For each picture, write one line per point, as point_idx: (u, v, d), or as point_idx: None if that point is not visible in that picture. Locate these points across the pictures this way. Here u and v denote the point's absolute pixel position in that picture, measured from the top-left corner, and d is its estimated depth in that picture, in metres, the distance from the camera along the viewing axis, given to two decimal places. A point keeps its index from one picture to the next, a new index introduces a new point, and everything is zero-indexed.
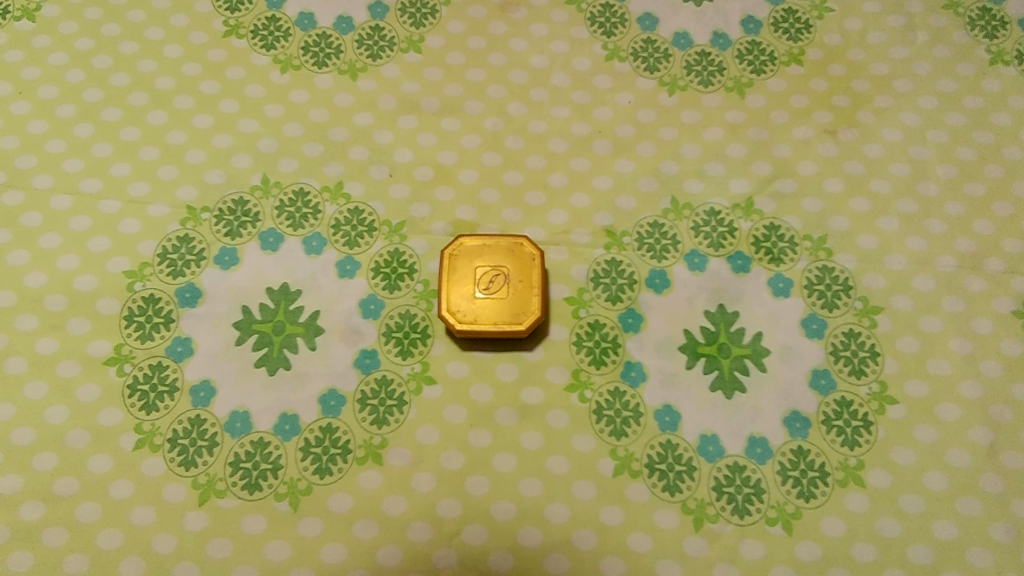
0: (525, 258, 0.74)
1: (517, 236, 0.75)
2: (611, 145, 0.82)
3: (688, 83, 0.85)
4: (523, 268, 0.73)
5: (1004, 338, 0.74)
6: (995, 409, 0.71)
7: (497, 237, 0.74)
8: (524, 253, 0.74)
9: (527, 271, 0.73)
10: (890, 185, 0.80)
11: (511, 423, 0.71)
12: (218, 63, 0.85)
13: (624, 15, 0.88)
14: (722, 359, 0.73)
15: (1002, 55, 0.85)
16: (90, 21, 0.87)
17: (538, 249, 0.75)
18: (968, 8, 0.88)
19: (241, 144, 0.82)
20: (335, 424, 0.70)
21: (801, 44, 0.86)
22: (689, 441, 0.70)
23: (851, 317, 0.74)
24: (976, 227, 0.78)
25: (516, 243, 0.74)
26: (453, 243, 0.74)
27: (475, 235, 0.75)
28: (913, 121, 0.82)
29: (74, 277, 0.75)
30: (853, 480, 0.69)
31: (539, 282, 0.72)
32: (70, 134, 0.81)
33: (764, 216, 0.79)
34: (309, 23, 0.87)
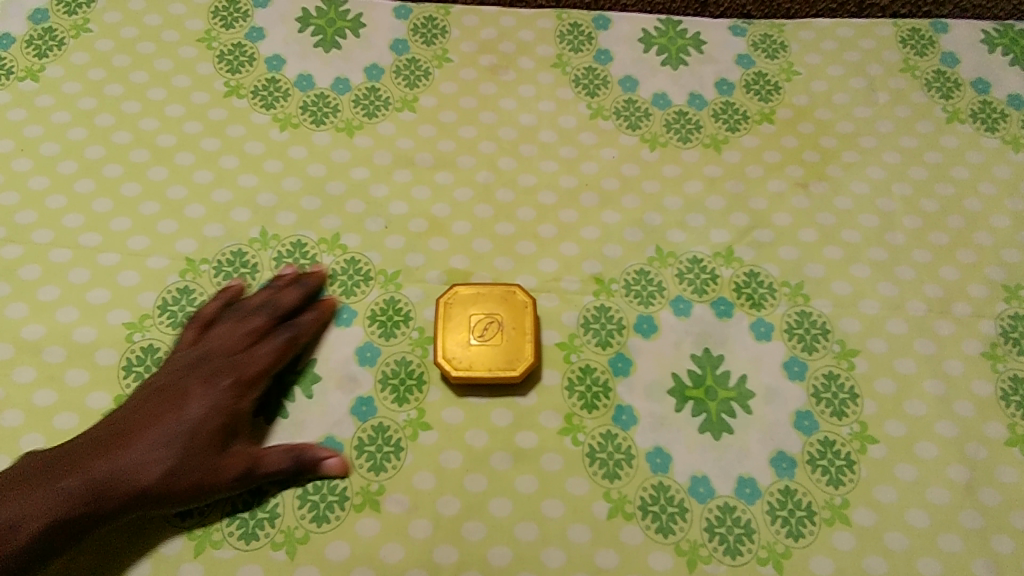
0: (518, 305, 0.76)
1: (509, 283, 0.78)
2: (597, 198, 0.86)
3: (667, 140, 0.90)
4: (515, 314, 0.76)
5: (975, 379, 0.77)
6: (970, 447, 0.74)
7: (490, 285, 0.77)
8: (517, 301, 0.76)
9: (521, 317, 0.76)
10: (861, 234, 0.84)
11: (507, 467, 0.72)
12: (219, 122, 0.88)
13: (606, 77, 0.93)
14: (710, 401, 0.76)
15: (957, 114, 0.92)
16: (93, 81, 0.89)
17: (530, 296, 0.77)
18: (924, 70, 0.94)
19: (240, 198, 0.84)
20: (333, 471, 0.71)
21: (772, 104, 0.92)
22: (680, 482, 0.72)
23: (830, 360, 0.78)
24: (942, 273, 0.83)
25: (508, 291, 0.77)
26: (448, 291, 0.77)
27: (470, 283, 0.78)
28: (879, 175, 0.88)
29: (74, 328, 0.77)
30: (839, 518, 0.71)
31: (532, 329, 0.75)
32: (71, 190, 0.84)
33: (744, 264, 0.83)
34: (308, 83, 0.91)
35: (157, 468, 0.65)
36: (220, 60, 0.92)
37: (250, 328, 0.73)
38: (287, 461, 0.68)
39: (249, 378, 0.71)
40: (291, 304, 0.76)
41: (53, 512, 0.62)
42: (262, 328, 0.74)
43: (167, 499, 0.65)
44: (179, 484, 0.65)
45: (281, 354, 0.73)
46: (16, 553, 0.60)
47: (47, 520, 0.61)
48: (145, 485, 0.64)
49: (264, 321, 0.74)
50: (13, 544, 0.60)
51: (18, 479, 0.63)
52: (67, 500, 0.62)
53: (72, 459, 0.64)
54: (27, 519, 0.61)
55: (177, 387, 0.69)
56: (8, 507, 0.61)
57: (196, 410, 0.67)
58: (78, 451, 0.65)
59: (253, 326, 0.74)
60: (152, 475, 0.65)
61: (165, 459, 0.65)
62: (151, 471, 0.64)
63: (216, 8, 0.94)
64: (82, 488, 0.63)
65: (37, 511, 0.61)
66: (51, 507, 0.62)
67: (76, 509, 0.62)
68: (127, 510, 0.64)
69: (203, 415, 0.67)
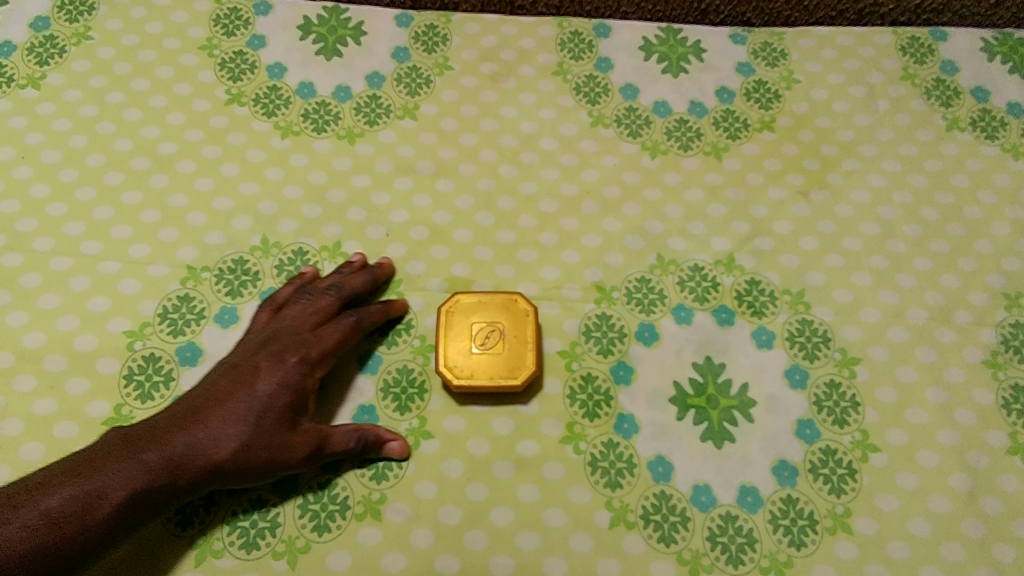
0: (519, 314, 0.76)
1: (511, 291, 0.78)
2: (598, 205, 0.86)
3: (668, 148, 0.90)
4: (517, 323, 0.76)
5: (976, 387, 0.77)
6: (972, 455, 0.74)
7: (492, 294, 0.77)
8: (519, 309, 0.76)
9: (522, 325, 0.76)
10: (861, 242, 0.84)
11: (508, 475, 0.72)
12: (221, 130, 0.88)
13: (607, 85, 0.93)
14: (711, 410, 0.76)
15: (957, 122, 0.92)
16: (94, 88, 0.90)
17: (532, 304, 0.77)
18: (923, 79, 0.95)
19: (242, 206, 0.84)
20: (334, 480, 0.71)
21: (772, 112, 0.92)
22: (682, 491, 0.72)
23: (831, 368, 0.78)
24: (943, 281, 0.83)
25: (510, 299, 0.77)
26: (449, 300, 0.77)
27: (472, 292, 0.78)
28: (879, 183, 0.88)
29: (74, 337, 0.77)
30: (841, 527, 0.71)
31: (534, 337, 0.75)
32: (71, 198, 0.84)
33: (745, 271, 0.83)
34: (309, 91, 0.91)
35: (229, 443, 0.64)
36: (221, 67, 0.92)
37: (321, 309, 0.75)
38: (353, 441, 0.69)
39: (321, 356, 0.71)
40: (359, 289, 0.78)
41: (135, 483, 0.61)
42: (331, 309, 0.75)
43: (241, 474, 0.65)
44: (254, 458, 0.65)
45: (348, 334, 0.73)
46: (98, 524, 0.59)
47: (130, 491, 0.60)
48: (222, 458, 0.64)
49: (332, 302, 0.75)
50: (95, 515, 0.59)
51: (95, 452, 0.62)
52: (149, 472, 0.61)
53: (150, 433, 0.64)
54: (110, 489, 0.60)
55: (250, 363, 0.69)
56: (90, 478, 0.60)
57: (270, 385, 0.68)
58: (157, 426, 0.65)
59: (323, 306, 0.75)
60: (230, 448, 0.64)
61: (242, 433, 0.65)
62: (229, 444, 0.64)
63: (217, 16, 0.94)
64: (163, 461, 0.62)
65: (120, 481, 0.60)
66: (134, 478, 0.61)
67: (158, 481, 0.62)
68: (202, 485, 0.64)
69: (278, 391, 0.67)
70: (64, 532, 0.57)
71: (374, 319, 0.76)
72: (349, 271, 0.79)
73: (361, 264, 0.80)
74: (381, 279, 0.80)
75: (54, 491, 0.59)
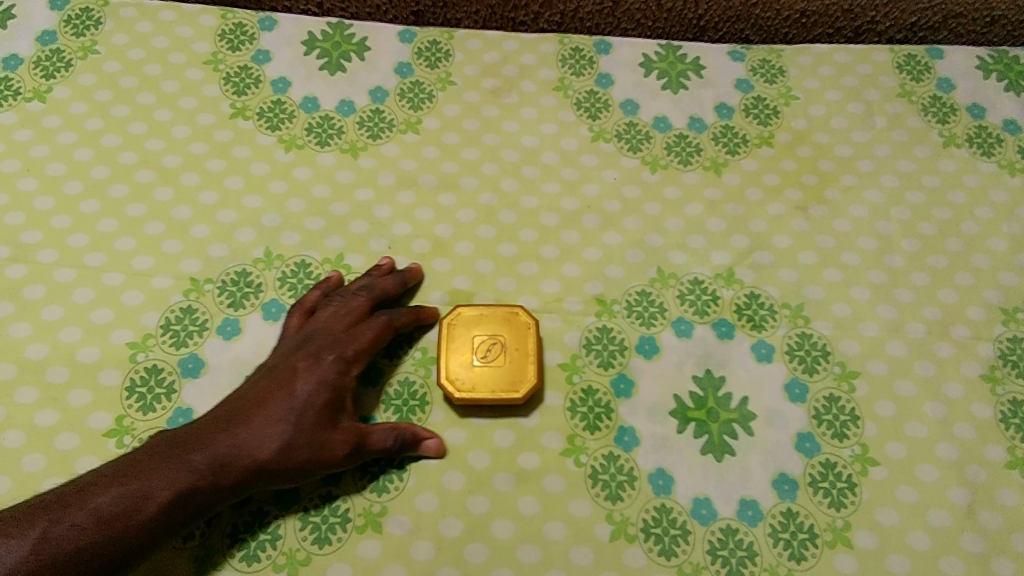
0: (520, 326, 0.77)
1: (512, 304, 0.78)
2: (599, 219, 0.87)
3: (668, 163, 0.91)
4: (518, 335, 0.76)
5: (974, 402, 0.78)
6: (971, 469, 0.75)
7: (493, 307, 0.77)
8: (520, 322, 0.77)
9: (524, 338, 0.76)
10: (860, 257, 0.85)
11: (509, 488, 0.72)
12: (225, 143, 0.89)
13: (608, 101, 0.94)
14: (711, 423, 0.76)
15: (954, 139, 0.93)
16: (100, 102, 0.91)
17: (533, 317, 0.78)
18: (920, 96, 0.96)
19: (245, 219, 0.85)
20: (335, 493, 0.71)
21: (770, 127, 0.93)
22: (683, 504, 0.72)
23: (830, 381, 0.78)
24: (941, 296, 0.83)
25: (511, 312, 0.77)
26: (451, 312, 0.77)
27: (473, 304, 0.78)
28: (877, 198, 0.89)
29: (77, 348, 0.77)
30: (841, 541, 0.71)
31: (535, 351, 0.75)
32: (76, 210, 0.84)
33: (744, 285, 0.83)
34: (313, 105, 0.92)
35: (271, 442, 0.65)
36: (226, 81, 0.93)
37: (354, 310, 0.75)
38: (391, 439, 0.70)
39: (356, 356, 0.72)
40: (390, 290, 0.78)
41: (181, 483, 0.62)
42: (363, 309, 0.76)
43: (283, 474, 0.66)
44: (296, 457, 0.66)
45: (382, 334, 0.74)
46: (145, 524, 0.60)
47: (175, 491, 0.61)
48: (264, 458, 0.65)
49: (365, 303, 0.76)
50: (142, 515, 0.60)
51: (142, 455, 0.64)
52: (194, 473, 0.62)
53: (195, 435, 0.65)
54: (157, 489, 0.61)
55: (288, 364, 0.70)
56: (137, 479, 0.61)
57: (308, 385, 0.68)
58: (202, 428, 0.66)
59: (356, 307, 0.75)
60: (271, 448, 0.65)
61: (282, 432, 0.66)
62: (270, 444, 0.65)
63: (222, 31, 0.96)
64: (207, 461, 0.63)
65: (166, 482, 0.61)
66: (179, 478, 0.62)
67: (202, 481, 0.63)
68: (245, 485, 0.65)
69: (316, 391, 0.68)
70: (112, 532, 0.59)
71: (406, 319, 0.76)
72: (379, 274, 0.80)
73: (389, 267, 0.81)
74: (410, 281, 0.81)
75: (103, 492, 0.60)
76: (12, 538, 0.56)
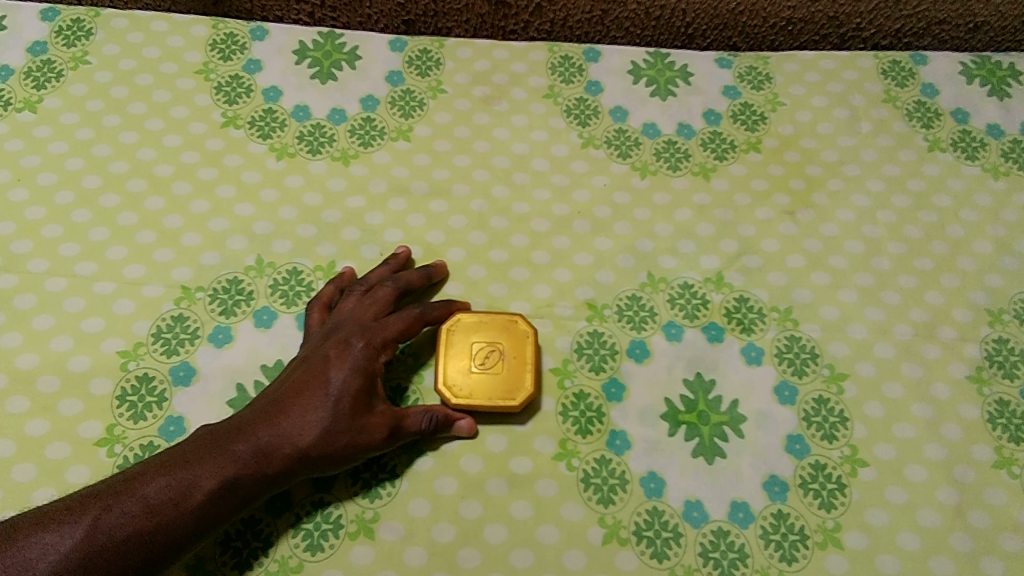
0: (519, 335, 0.77)
1: (511, 312, 0.79)
2: (590, 225, 0.88)
3: (658, 168, 0.92)
4: (516, 344, 0.77)
5: (962, 403, 0.79)
6: (958, 469, 0.75)
7: (492, 314, 0.78)
8: (518, 331, 0.77)
9: (522, 347, 0.76)
10: (847, 261, 0.86)
11: (501, 493, 0.72)
12: (217, 152, 0.90)
13: (597, 108, 0.95)
14: (702, 426, 0.76)
15: (938, 143, 0.94)
16: (91, 112, 0.91)
17: (532, 326, 0.78)
18: (905, 101, 0.97)
19: (237, 227, 0.85)
20: (327, 499, 0.71)
21: (758, 133, 0.94)
22: (674, 507, 0.72)
23: (820, 384, 0.79)
24: (928, 298, 0.84)
25: (510, 320, 0.78)
26: (451, 318, 0.78)
27: (473, 311, 0.79)
28: (863, 203, 0.90)
29: (68, 358, 0.77)
30: (832, 542, 0.72)
31: (533, 359, 0.76)
32: (67, 219, 0.84)
33: (733, 289, 0.84)
34: (304, 114, 0.93)
35: (311, 429, 0.66)
36: (218, 91, 0.93)
37: (378, 299, 0.77)
38: (425, 421, 0.71)
39: (385, 343, 0.73)
40: (413, 281, 0.80)
41: (227, 472, 0.63)
42: (388, 299, 0.77)
43: (324, 460, 0.67)
44: (336, 443, 0.67)
45: (412, 323, 0.75)
46: (194, 512, 0.61)
47: (220, 479, 0.62)
48: (306, 444, 0.66)
49: (389, 293, 0.78)
50: (190, 504, 0.61)
51: (185, 446, 0.64)
52: (238, 462, 0.63)
53: (237, 426, 0.66)
54: (203, 478, 0.62)
55: (320, 354, 0.71)
56: (183, 470, 0.62)
57: (342, 372, 0.69)
58: (243, 420, 0.67)
59: (381, 297, 0.77)
60: (313, 435, 0.66)
61: (321, 419, 0.66)
62: (311, 431, 0.66)
63: (214, 41, 0.96)
64: (251, 451, 0.64)
65: (211, 471, 0.62)
66: (225, 467, 0.63)
67: (247, 470, 0.63)
68: (289, 473, 0.66)
69: (349, 377, 0.69)
70: (162, 520, 0.59)
71: (437, 312, 0.77)
72: (397, 264, 0.82)
73: (406, 258, 0.83)
74: (434, 275, 0.81)
75: (150, 481, 0.61)
76: (64, 527, 0.57)
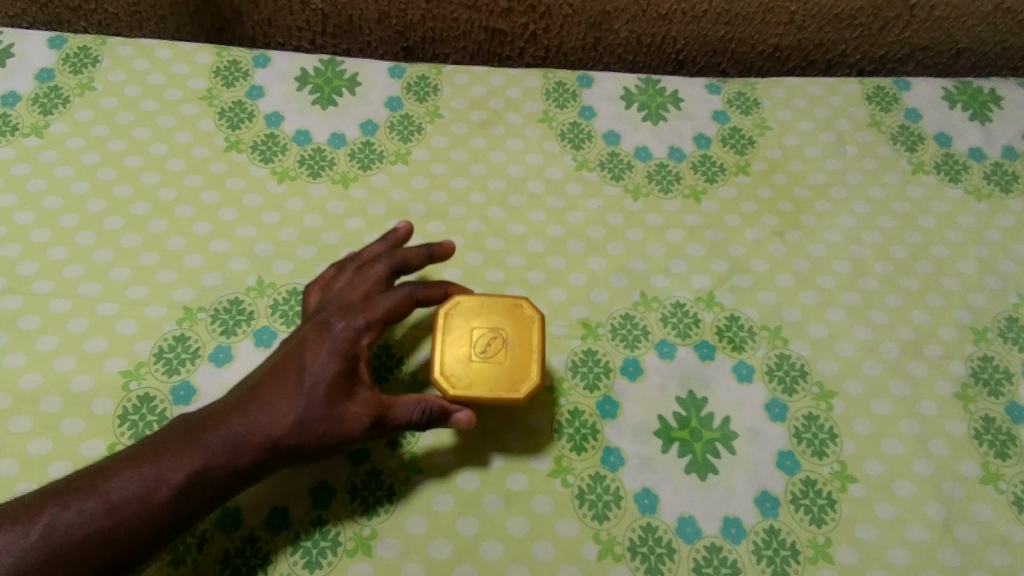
0: (523, 321, 0.74)
1: (516, 297, 0.76)
2: (583, 245, 0.90)
3: (650, 191, 0.94)
4: (521, 330, 0.74)
5: (949, 419, 0.80)
6: (946, 485, 0.77)
7: (495, 299, 0.75)
8: (523, 316, 0.74)
9: (526, 334, 0.74)
10: (835, 280, 0.88)
11: (498, 509, 0.73)
12: (219, 175, 0.92)
13: (590, 132, 0.98)
14: (695, 442, 0.78)
15: (922, 166, 0.97)
16: (97, 137, 0.93)
17: (537, 312, 0.75)
18: (889, 125, 1.00)
19: (238, 248, 0.87)
20: (326, 516, 0.72)
21: (747, 156, 0.97)
22: (668, 522, 0.74)
23: (809, 401, 0.80)
24: (914, 317, 0.86)
25: (515, 305, 0.75)
26: (450, 302, 0.75)
27: (474, 295, 0.76)
28: (850, 224, 0.92)
29: (71, 377, 0.78)
30: (823, 557, 0.73)
31: (538, 347, 0.73)
32: (71, 241, 0.86)
33: (724, 308, 0.86)
34: (305, 138, 0.95)
35: (285, 418, 0.66)
36: (221, 116, 0.96)
37: (370, 277, 0.78)
38: (416, 412, 0.69)
39: (369, 325, 0.72)
40: (408, 259, 0.79)
41: (195, 463, 0.63)
42: (380, 276, 0.78)
43: (301, 449, 0.67)
44: (312, 431, 0.67)
45: (401, 304, 0.74)
46: (160, 507, 0.61)
47: (189, 471, 0.63)
48: (278, 434, 0.66)
49: (382, 270, 0.78)
50: (156, 498, 0.62)
51: (156, 439, 0.65)
52: (208, 453, 0.64)
53: (210, 416, 0.67)
54: (169, 471, 0.63)
55: (300, 339, 0.71)
56: (149, 464, 0.63)
57: (319, 358, 0.69)
58: (217, 410, 0.67)
59: (373, 275, 0.78)
60: (287, 423, 0.66)
61: (295, 408, 0.67)
62: (284, 420, 0.66)
63: (218, 68, 0.99)
64: (221, 442, 0.65)
65: (180, 463, 0.63)
66: (193, 459, 0.64)
67: (217, 461, 0.64)
68: (262, 462, 0.66)
69: (326, 363, 0.68)
70: (125, 516, 0.60)
71: (430, 293, 0.76)
72: (395, 240, 0.82)
73: (406, 232, 0.82)
74: (438, 256, 0.80)
75: (115, 476, 0.62)
76: (21, 528, 0.59)
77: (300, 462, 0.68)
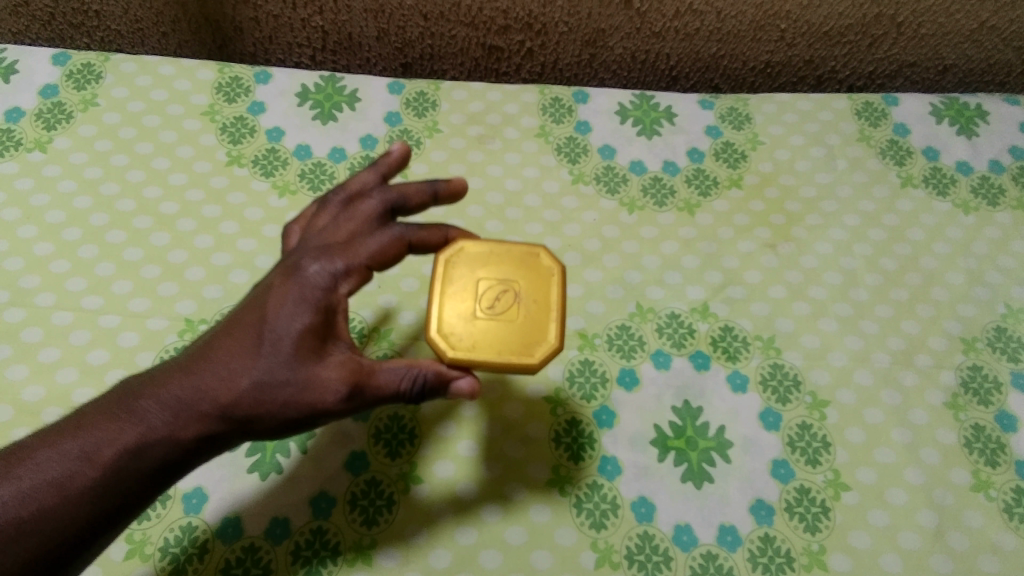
0: (540, 274, 0.70)
1: (531, 247, 0.72)
2: (579, 257, 0.91)
3: (645, 204, 0.96)
4: (536, 284, 0.70)
5: (939, 428, 0.82)
6: (938, 493, 0.78)
7: (505, 249, 0.72)
8: (539, 268, 0.71)
9: (543, 288, 0.70)
10: (826, 291, 0.90)
11: (496, 519, 0.74)
12: (221, 190, 0.93)
13: (586, 146, 1.00)
14: (691, 451, 0.79)
15: (910, 179, 0.99)
16: (100, 151, 0.94)
17: (555, 264, 0.71)
18: (878, 140, 1.02)
19: (239, 261, 0.88)
20: (326, 526, 0.73)
21: (739, 170, 0.99)
22: (665, 531, 0.75)
23: (803, 410, 0.82)
24: (904, 327, 0.88)
25: (529, 257, 0.71)
26: (454, 249, 0.71)
27: (481, 243, 0.72)
28: (840, 236, 0.94)
29: (73, 390, 0.79)
30: (818, 564, 0.74)
31: (557, 303, 0.68)
32: (74, 255, 0.87)
33: (719, 319, 0.87)
34: (306, 153, 0.96)
35: (237, 385, 0.63)
36: (222, 131, 0.97)
37: (357, 216, 0.71)
38: (406, 380, 0.64)
39: (347, 273, 0.66)
40: (405, 195, 0.72)
41: (129, 438, 0.61)
42: (369, 214, 0.71)
43: (258, 415, 0.63)
44: (272, 398, 0.63)
45: (390, 247, 0.69)
46: (89, 486, 0.59)
47: (121, 446, 0.60)
48: (226, 402, 0.62)
49: (373, 209, 0.71)
50: (84, 477, 0.59)
51: (88, 411, 0.63)
52: (145, 426, 0.61)
53: (149, 384, 0.64)
54: (100, 448, 0.60)
55: (263, 293, 0.66)
56: (77, 442, 0.60)
57: (282, 314, 0.64)
58: (156, 377, 0.64)
59: (361, 214, 0.71)
60: (238, 388, 0.63)
61: (246, 373, 0.63)
62: (236, 386, 0.63)
63: (220, 84, 1.00)
64: (161, 414, 0.62)
65: (112, 438, 0.61)
66: (127, 433, 0.61)
67: (156, 434, 0.61)
68: (211, 432, 0.63)
69: (286, 321, 0.64)
70: (50, 499, 0.58)
71: (424, 235, 0.71)
72: (389, 169, 0.75)
73: (402, 157, 0.75)
74: (441, 191, 0.73)
75: (40, 456, 0.60)
76: None
77: (258, 432, 0.65)
